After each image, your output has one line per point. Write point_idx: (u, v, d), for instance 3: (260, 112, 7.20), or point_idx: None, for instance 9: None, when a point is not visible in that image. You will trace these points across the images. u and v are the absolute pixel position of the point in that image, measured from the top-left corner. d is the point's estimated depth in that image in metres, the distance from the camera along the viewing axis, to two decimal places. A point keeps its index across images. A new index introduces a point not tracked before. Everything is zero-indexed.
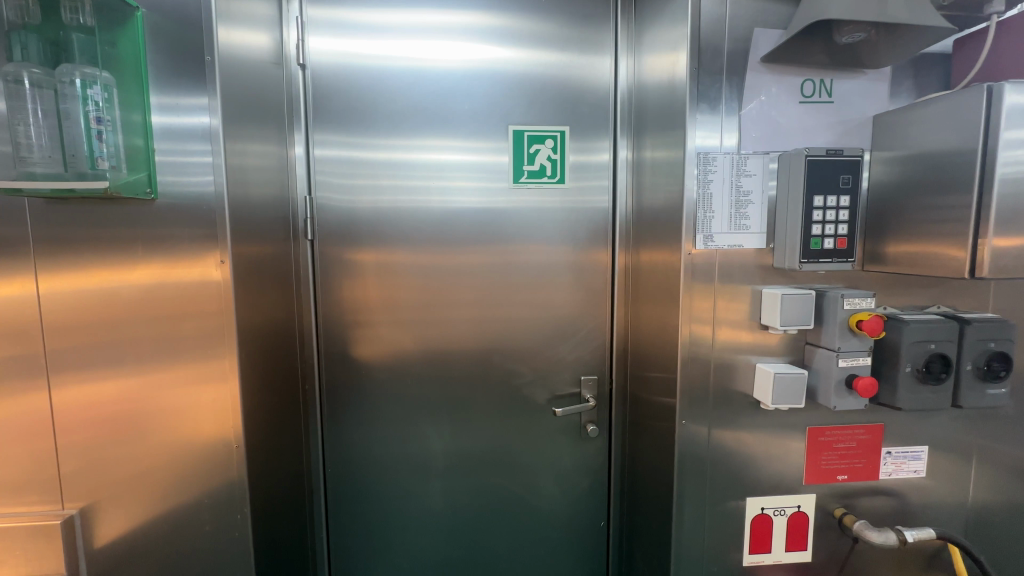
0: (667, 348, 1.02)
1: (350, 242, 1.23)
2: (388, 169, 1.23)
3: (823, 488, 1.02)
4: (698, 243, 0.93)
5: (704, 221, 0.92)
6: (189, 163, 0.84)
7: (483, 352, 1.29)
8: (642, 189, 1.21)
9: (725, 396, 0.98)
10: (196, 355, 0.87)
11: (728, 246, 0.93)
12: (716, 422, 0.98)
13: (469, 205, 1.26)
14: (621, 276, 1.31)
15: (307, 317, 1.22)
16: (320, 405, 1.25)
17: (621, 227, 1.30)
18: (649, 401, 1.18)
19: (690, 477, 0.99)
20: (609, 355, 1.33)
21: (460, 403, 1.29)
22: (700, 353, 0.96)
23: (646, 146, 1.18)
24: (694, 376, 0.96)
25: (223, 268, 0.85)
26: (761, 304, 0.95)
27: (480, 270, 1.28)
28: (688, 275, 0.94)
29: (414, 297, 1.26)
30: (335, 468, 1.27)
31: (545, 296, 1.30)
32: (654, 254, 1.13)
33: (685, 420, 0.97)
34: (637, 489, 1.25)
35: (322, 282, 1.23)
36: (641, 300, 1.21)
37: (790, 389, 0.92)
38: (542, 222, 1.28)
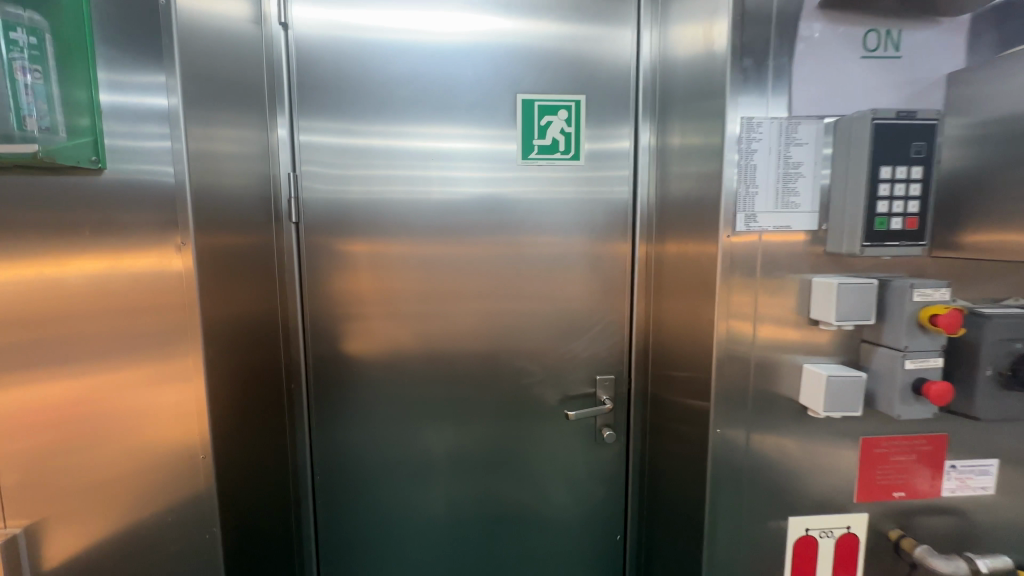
0: (698, 346, 0.89)
1: (340, 230, 1.11)
2: (383, 157, 1.10)
3: (875, 506, 0.89)
4: (738, 224, 0.80)
5: (747, 198, 0.79)
6: (142, 150, 0.72)
7: (488, 351, 1.17)
8: (666, 180, 1.08)
9: (766, 401, 0.85)
10: (155, 352, 0.75)
11: (773, 228, 0.80)
12: (755, 430, 0.85)
13: (473, 188, 1.13)
14: (641, 268, 1.18)
15: (293, 312, 1.10)
16: (308, 408, 1.13)
17: (642, 218, 1.16)
18: (673, 405, 1.05)
19: (724, 493, 0.87)
20: (627, 352, 1.20)
21: (462, 408, 1.17)
22: (739, 353, 0.83)
23: (672, 133, 1.05)
24: (732, 379, 0.84)
25: (184, 250, 0.73)
26: (811, 295, 0.82)
27: (484, 262, 1.15)
28: (727, 262, 0.81)
29: (412, 289, 1.14)
30: (324, 477, 1.15)
31: (557, 288, 1.17)
32: (682, 240, 0.99)
33: (720, 429, 0.85)
34: (658, 501, 1.12)
35: (309, 272, 1.10)
36: (665, 291, 1.08)
37: (846, 395, 0.79)
38: (554, 209, 1.15)
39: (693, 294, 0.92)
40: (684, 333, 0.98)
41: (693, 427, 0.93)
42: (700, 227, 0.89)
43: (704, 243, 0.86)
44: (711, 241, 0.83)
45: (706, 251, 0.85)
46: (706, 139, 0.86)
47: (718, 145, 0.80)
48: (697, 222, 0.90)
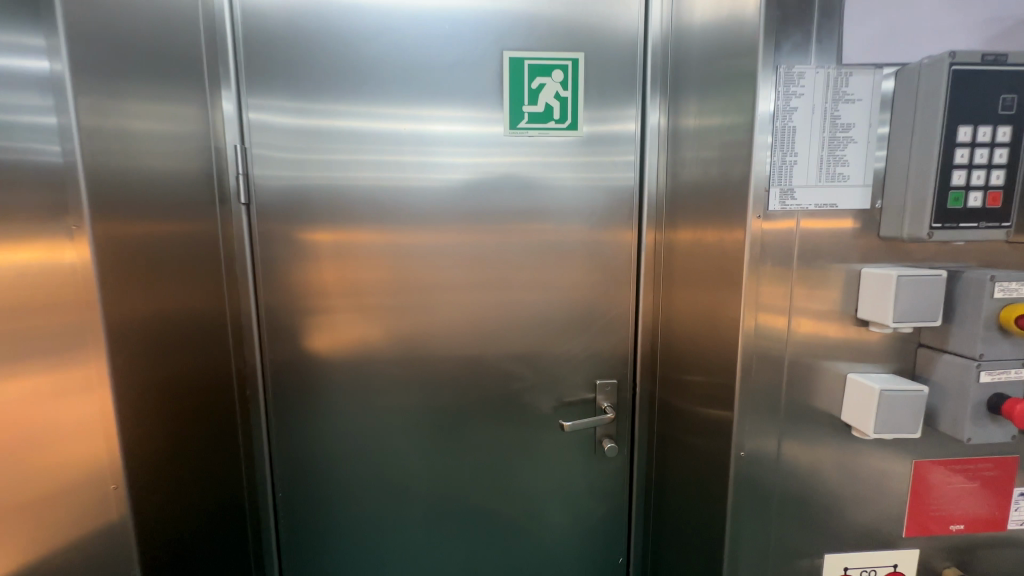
0: (718, 351, 0.74)
1: (300, 218, 0.96)
2: (349, 140, 0.95)
3: (928, 540, 0.75)
4: (773, 201, 0.64)
5: (783, 169, 0.64)
6: (10, 125, 0.56)
7: (473, 353, 1.02)
8: (677, 166, 0.93)
9: (801, 419, 0.70)
10: (39, 361, 0.60)
11: (815, 207, 0.65)
12: (787, 454, 0.71)
13: (454, 167, 0.98)
14: (648, 260, 1.02)
15: (247, 310, 0.96)
16: (267, 418, 0.99)
17: (648, 206, 1.01)
18: (684, 414, 0.90)
19: (748, 527, 0.73)
20: (632, 353, 1.05)
21: (443, 419, 1.03)
22: (769, 360, 0.68)
23: (685, 115, 0.89)
24: (760, 393, 0.69)
25: (75, 234, 0.59)
26: (858, 290, 0.67)
27: (469, 253, 1.00)
28: (756, 249, 0.65)
29: (385, 281, 0.99)
30: (287, 494, 1.02)
31: (551, 281, 1.02)
32: (697, 226, 0.84)
33: (745, 450, 0.70)
34: (666, 522, 0.99)
35: (263, 264, 0.96)
36: (677, 285, 0.93)
37: (902, 413, 0.64)
38: (548, 194, 1.00)
39: (709, 288, 0.77)
40: (699, 334, 0.83)
41: (710, 444, 0.78)
42: (719, 207, 0.73)
43: (726, 227, 0.71)
44: (736, 223, 0.67)
45: (729, 236, 0.70)
46: (728, 100, 0.70)
47: (746, 104, 0.65)
48: (716, 201, 0.74)
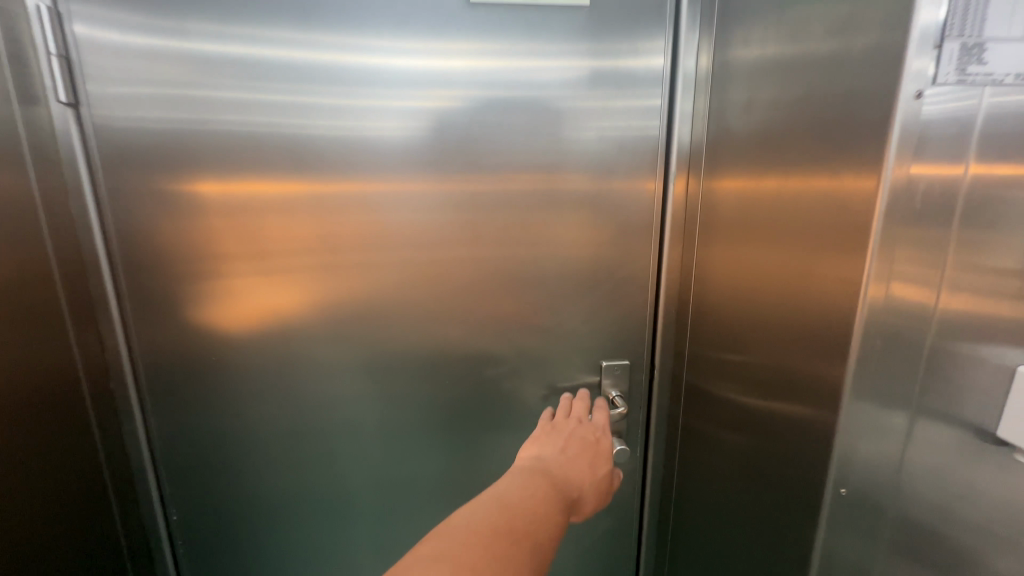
0: (800, 339, 0.48)
1: (174, 168, 0.66)
2: (246, 68, 0.64)
3: None
4: (946, 63, 0.36)
5: (972, 5, 0.35)
6: None
7: (435, 343, 0.75)
8: (729, 113, 0.63)
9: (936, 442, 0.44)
10: None
11: (1014, 79, 0.37)
12: (908, 493, 0.45)
13: (400, 94, 0.67)
14: (676, 211, 0.74)
15: (107, 287, 0.69)
16: (147, 427, 0.75)
17: (679, 158, 0.71)
18: (727, 412, 0.65)
19: None
20: (649, 328, 0.78)
21: (395, 427, 0.77)
22: (900, 351, 0.42)
23: (744, 39, 0.59)
24: (878, 400, 0.43)
25: None
26: None
27: (425, 211, 0.70)
28: (901, 173, 0.38)
29: (308, 239, 0.70)
30: (185, 516, 0.78)
31: (540, 243, 0.73)
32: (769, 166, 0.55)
33: (849, 486, 0.45)
34: (692, 542, 0.77)
35: (120, 213, 0.67)
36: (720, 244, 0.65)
37: None
38: (531, 124, 0.69)
39: (789, 241, 0.49)
40: (755, 306, 0.57)
41: (778, 465, 0.53)
42: (829, 107, 0.44)
43: (838, 133, 0.43)
44: (869, 111, 0.39)
45: (852, 146, 0.41)
46: None
47: None
48: (817, 106, 0.45)
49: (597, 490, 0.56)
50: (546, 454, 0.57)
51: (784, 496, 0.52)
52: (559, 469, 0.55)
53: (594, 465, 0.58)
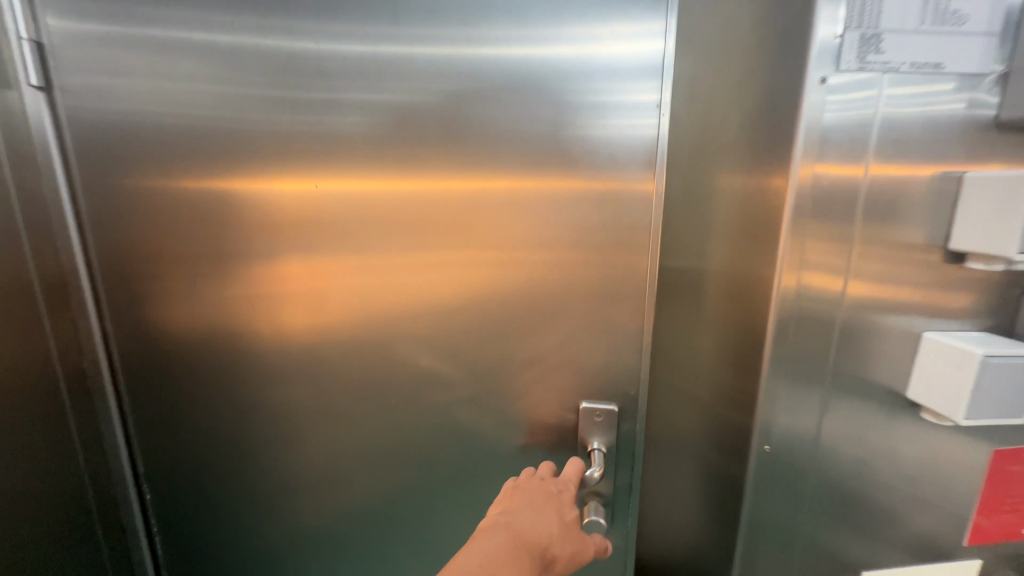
0: (737, 314, 0.51)
1: (114, 164, 0.62)
2: (200, 53, 0.57)
3: (993, 548, 0.56)
4: (849, 56, 0.40)
5: (869, 3, 0.40)
6: None
7: (397, 355, 0.61)
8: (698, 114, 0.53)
9: (852, 398, 0.48)
10: None
11: (909, 67, 0.41)
12: (828, 437, 0.50)
13: (340, 61, 0.55)
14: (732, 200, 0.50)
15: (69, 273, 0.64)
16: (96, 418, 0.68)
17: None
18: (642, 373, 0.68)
19: (772, 542, 0.52)
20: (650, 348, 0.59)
21: (344, 437, 0.65)
22: (814, 327, 0.46)
23: None
24: (796, 364, 0.47)
25: None
26: (951, 214, 0.44)
27: (366, 200, 0.57)
28: (806, 178, 0.43)
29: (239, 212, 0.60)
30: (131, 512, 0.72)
31: (524, 235, 0.56)
32: (731, 146, 0.51)
33: (772, 442, 0.49)
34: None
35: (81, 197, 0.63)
36: (715, 240, 0.53)
37: (1005, 392, 0.43)
38: (493, 96, 0.53)
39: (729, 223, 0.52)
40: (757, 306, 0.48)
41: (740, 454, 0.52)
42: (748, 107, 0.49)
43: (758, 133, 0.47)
44: (778, 109, 0.44)
45: (763, 144, 0.46)
46: None
47: None
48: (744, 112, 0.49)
49: (576, 564, 0.46)
50: (530, 516, 0.46)
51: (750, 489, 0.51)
52: (541, 542, 0.44)
53: (561, 511, 0.48)
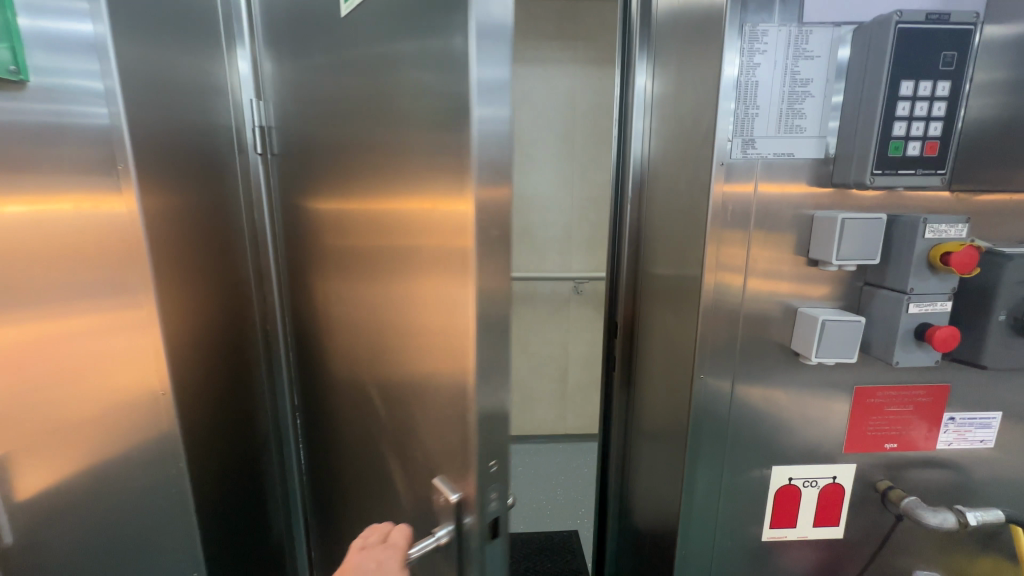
0: (688, 298, 0.82)
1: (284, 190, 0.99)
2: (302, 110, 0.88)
3: (866, 457, 0.85)
4: (735, 150, 0.71)
5: (745, 120, 0.70)
6: (63, 89, 0.67)
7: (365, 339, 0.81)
8: (647, 136, 1.00)
9: (755, 348, 0.79)
10: (105, 298, 0.73)
11: (773, 156, 0.71)
12: (742, 374, 0.80)
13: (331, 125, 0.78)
14: (635, 211, 1.07)
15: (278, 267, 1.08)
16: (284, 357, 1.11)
17: (634, 169, 1.05)
18: (658, 338, 0.99)
19: (707, 441, 0.83)
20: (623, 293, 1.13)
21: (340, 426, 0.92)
22: (726, 307, 0.77)
23: (656, 108, 0.96)
24: (716, 327, 0.77)
25: (123, 185, 0.71)
26: (809, 235, 0.74)
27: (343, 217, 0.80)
28: (719, 194, 0.72)
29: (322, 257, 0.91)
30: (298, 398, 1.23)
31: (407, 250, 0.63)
32: (669, 198, 0.89)
33: (704, 376, 0.80)
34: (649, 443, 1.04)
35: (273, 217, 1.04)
36: (655, 238, 0.98)
37: (841, 341, 0.73)
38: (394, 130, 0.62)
39: (683, 238, 0.84)
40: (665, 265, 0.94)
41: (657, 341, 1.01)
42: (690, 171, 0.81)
43: (695, 189, 0.78)
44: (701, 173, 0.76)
45: (697, 194, 0.77)
46: (701, 75, 0.76)
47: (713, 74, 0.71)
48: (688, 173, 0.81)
49: None
50: None
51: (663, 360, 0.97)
52: None
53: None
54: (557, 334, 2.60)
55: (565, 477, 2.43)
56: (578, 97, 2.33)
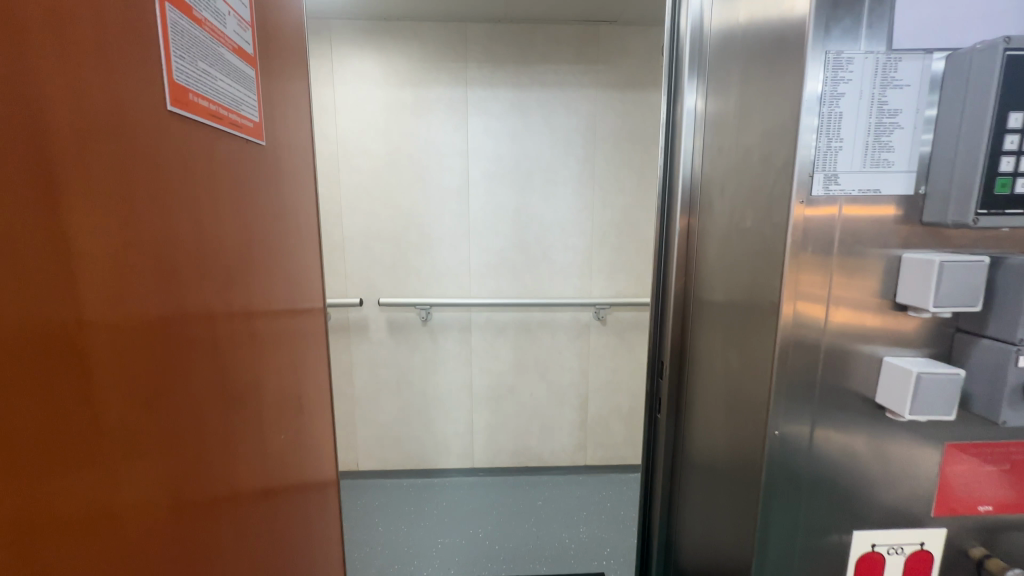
0: (757, 338, 0.75)
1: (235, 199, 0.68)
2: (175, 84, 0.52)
3: (956, 520, 0.77)
4: (816, 186, 0.64)
5: (828, 155, 0.64)
6: None
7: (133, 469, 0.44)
8: (703, 157, 0.95)
9: (835, 400, 0.71)
10: None
11: (858, 192, 0.65)
12: (822, 430, 0.72)
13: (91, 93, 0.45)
14: (683, 238, 1.02)
15: (311, 293, 1.05)
16: (323, 369, 1.17)
17: (682, 189, 1.00)
18: (716, 379, 0.91)
19: (781, 505, 0.74)
20: (670, 323, 1.07)
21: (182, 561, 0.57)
22: (803, 356, 0.70)
23: (710, 132, 0.92)
24: (793, 375, 0.70)
25: None
26: (897, 276, 0.67)
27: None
28: (799, 222, 0.65)
29: (221, 256, 0.65)
30: (327, 427, 1.21)
31: None
32: (729, 231, 0.83)
33: (780, 430, 0.71)
34: (710, 484, 0.95)
35: (299, 248, 0.96)
36: (709, 268, 0.92)
37: (937, 396, 0.65)
38: None
39: (748, 273, 0.77)
40: (722, 297, 0.87)
41: (709, 371, 0.94)
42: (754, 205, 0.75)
43: (764, 225, 0.72)
44: (774, 210, 0.69)
45: (765, 230, 0.71)
46: (771, 103, 0.70)
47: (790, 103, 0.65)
48: (754, 207, 0.75)
49: None
50: None
51: (721, 393, 0.89)
52: None
53: None
54: (577, 362, 2.52)
55: (587, 514, 2.32)
56: (599, 122, 2.30)
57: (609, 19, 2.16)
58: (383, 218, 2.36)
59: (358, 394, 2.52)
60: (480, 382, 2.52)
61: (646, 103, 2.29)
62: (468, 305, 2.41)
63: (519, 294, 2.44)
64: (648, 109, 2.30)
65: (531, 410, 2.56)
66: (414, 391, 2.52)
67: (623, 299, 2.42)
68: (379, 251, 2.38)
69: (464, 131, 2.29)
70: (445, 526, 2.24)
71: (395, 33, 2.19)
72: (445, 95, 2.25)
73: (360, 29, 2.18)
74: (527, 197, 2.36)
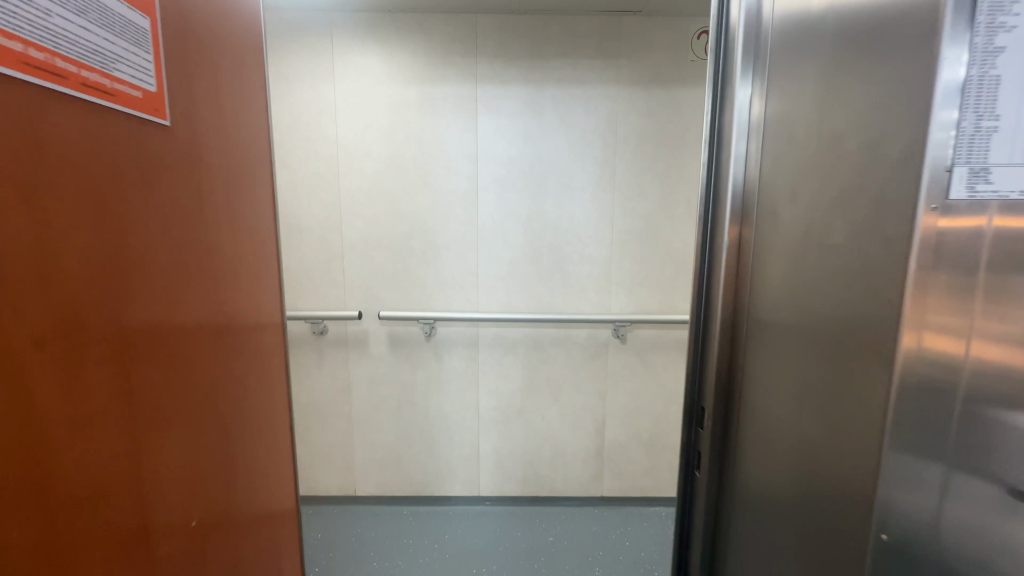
0: (855, 403, 0.54)
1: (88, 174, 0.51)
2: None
3: None
4: (956, 186, 0.44)
5: (977, 140, 0.43)
6: None
7: None
8: (761, 161, 0.74)
9: (971, 491, 0.50)
10: None
11: (1018, 194, 0.45)
12: (952, 534, 0.51)
13: None
14: (733, 259, 0.81)
15: (252, 309, 0.88)
16: (274, 403, 0.99)
17: (733, 201, 0.79)
18: (782, 443, 0.70)
19: None
20: (712, 366, 0.85)
21: None
22: (929, 432, 0.48)
23: (773, 125, 0.72)
24: (912, 458, 0.49)
25: None
26: None
27: None
28: (929, 238, 0.45)
29: (59, 260, 0.48)
30: (281, 473, 1.03)
31: None
32: (804, 255, 0.63)
33: (889, 532, 0.51)
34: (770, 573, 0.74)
35: (230, 251, 0.80)
36: (769, 300, 0.72)
37: None
38: None
39: (836, 313, 0.56)
40: (790, 337, 0.66)
41: (769, 429, 0.73)
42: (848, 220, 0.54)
43: (865, 245, 0.52)
44: (885, 225, 0.49)
45: (868, 251, 0.51)
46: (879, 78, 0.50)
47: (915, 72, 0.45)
48: (848, 222, 0.54)
49: None
50: None
51: (787, 461, 0.68)
52: None
53: None
54: (594, 383, 2.30)
55: (604, 554, 2.09)
56: (621, 121, 2.10)
57: (633, 9, 1.98)
58: (386, 225, 2.19)
59: (357, 414, 2.34)
60: (488, 404, 2.32)
61: (673, 101, 2.09)
62: (475, 320, 2.22)
63: (531, 309, 2.24)
64: (675, 107, 2.09)
65: (543, 435, 2.35)
66: (417, 411, 2.34)
67: (646, 315, 2.20)
68: (381, 260, 2.21)
69: (474, 132, 2.12)
70: (446, 563, 2.03)
71: (401, 26, 2.03)
72: (453, 93, 2.08)
73: (363, 22, 2.03)
74: (542, 203, 2.17)
